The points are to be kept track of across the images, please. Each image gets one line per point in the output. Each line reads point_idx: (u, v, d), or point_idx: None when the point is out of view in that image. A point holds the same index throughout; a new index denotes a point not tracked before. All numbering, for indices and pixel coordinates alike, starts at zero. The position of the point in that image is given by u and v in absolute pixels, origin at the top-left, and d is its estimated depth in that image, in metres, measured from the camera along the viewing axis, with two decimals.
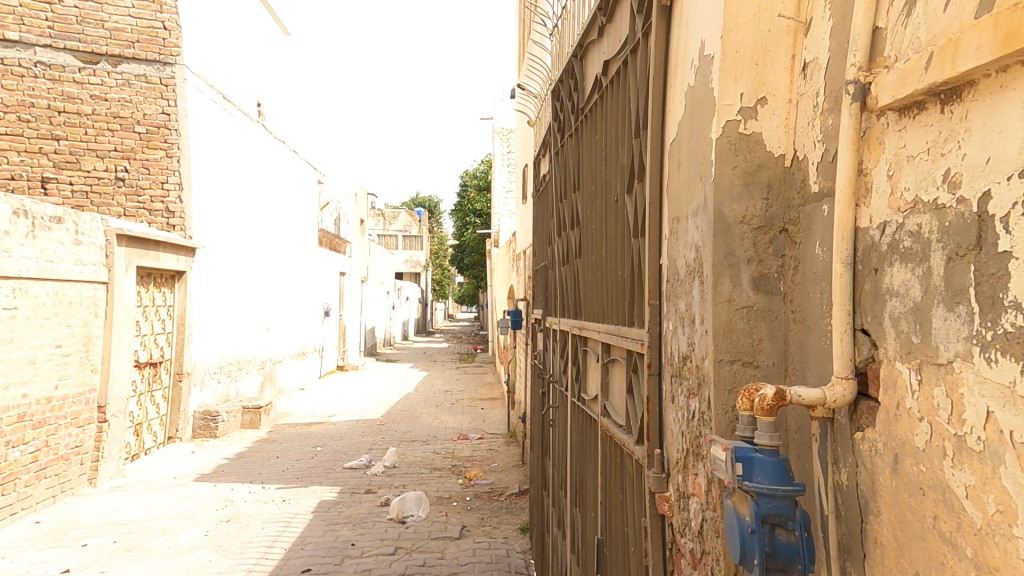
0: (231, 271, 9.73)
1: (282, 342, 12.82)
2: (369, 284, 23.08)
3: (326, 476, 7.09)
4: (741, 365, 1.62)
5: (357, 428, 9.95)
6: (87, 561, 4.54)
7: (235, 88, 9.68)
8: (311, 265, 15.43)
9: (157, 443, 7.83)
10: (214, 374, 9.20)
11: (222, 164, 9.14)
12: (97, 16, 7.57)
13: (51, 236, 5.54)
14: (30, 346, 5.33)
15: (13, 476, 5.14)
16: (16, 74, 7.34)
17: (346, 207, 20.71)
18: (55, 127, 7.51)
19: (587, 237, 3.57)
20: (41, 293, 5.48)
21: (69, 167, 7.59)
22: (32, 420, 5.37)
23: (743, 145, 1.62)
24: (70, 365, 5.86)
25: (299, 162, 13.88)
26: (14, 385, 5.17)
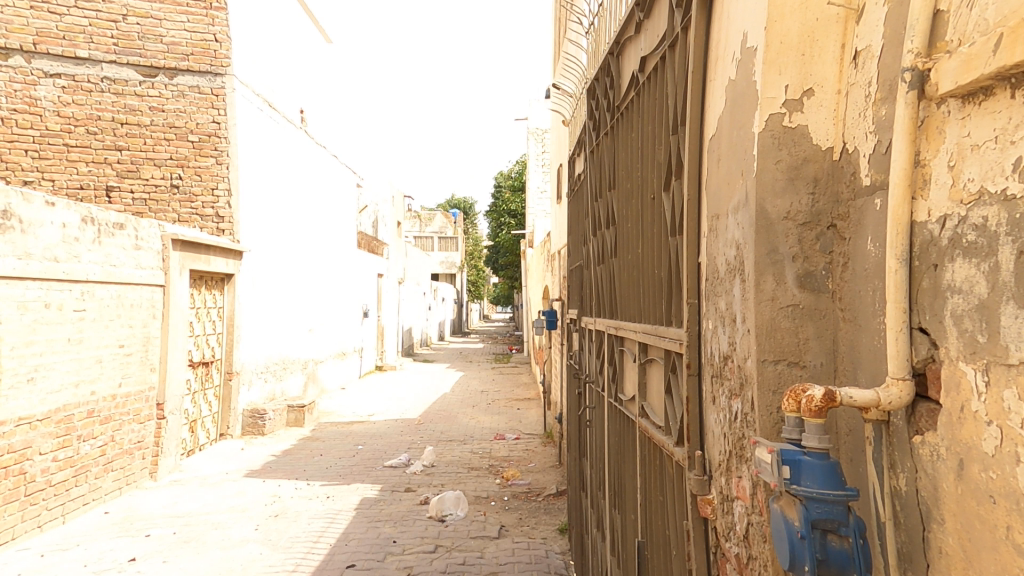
0: (275, 274, 10.06)
1: (323, 343, 13.16)
2: (407, 286, 23.51)
3: (367, 474, 7.23)
4: (787, 365, 1.57)
5: (397, 427, 10.14)
6: (150, 551, 4.76)
7: (278, 97, 10.01)
8: (351, 267, 15.78)
9: (209, 440, 8.17)
10: (260, 374, 9.53)
11: (267, 172, 9.47)
12: (156, 32, 7.96)
13: (114, 242, 5.83)
14: (97, 345, 5.64)
15: (84, 468, 5.46)
16: (85, 89, 7.80)
17: (383, 210, 21.14)
18: (119, 138, 7.93)
19: (622, 235, 3.53)
20: (106, 296, 5.78)
21: (130, 176, 8.00)
22: (100, 416, 5.68)
23: (788, 139, 1.57)
24: (132, 364, 6.17)
25: (339, 167, 14.25)
26: (84, 383, 5.48)
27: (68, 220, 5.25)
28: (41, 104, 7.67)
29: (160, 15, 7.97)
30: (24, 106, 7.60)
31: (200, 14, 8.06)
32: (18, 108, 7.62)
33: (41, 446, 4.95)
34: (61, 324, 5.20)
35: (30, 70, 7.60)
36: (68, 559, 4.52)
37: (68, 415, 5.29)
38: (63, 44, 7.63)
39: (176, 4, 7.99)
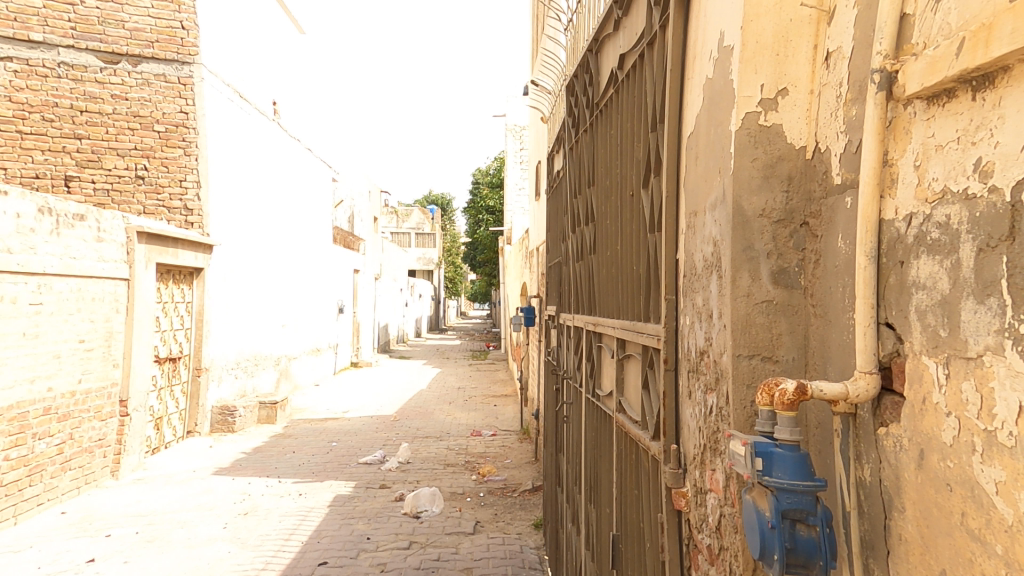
0: (247, 268, 9.87)
1: (297, 339, 12.98)
2: (383, 282, 23.32)
3: (340, 471, 7.16)
4: (760, 359, 1.61)
5: (371, 423, 10.05)
6: (111, 552, 4.62)
7: (250, 87, 9.78)
8: (325, 262, 15.56)
9: (176, 437, 7.97)
10: (231, 370, 9.34)
11: (238, 164, 9.27)
12: (117, 16, 7.69)
13: (74, 233, 5.64)
14: (55, 340, 5.45)
15: (40, 467, 5.27)
16: (40, 74, 7.47)
17: (359, 206, 20.92)
18: (77, 126, 7.63)
19: (601, 231, 3.55)
20: (65, 290, 5.58)
21: (91, 165, 7.72)
22: (58, 413, 5.49)
23: (763, 137, 1.60)
24: (93, 360, 5.98)
25: (314, 160, 14.03)
26: (40, 379, 5.29)
27: (24, 210, 5.06)
28: None
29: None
30: None
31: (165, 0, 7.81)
32: None
33: None
34: (16, 318, 5.01)
35: None
36: (21, 561, 4.36)
37: (23, 412, 5.09)
38: (14, 27, 7.30)
39: None
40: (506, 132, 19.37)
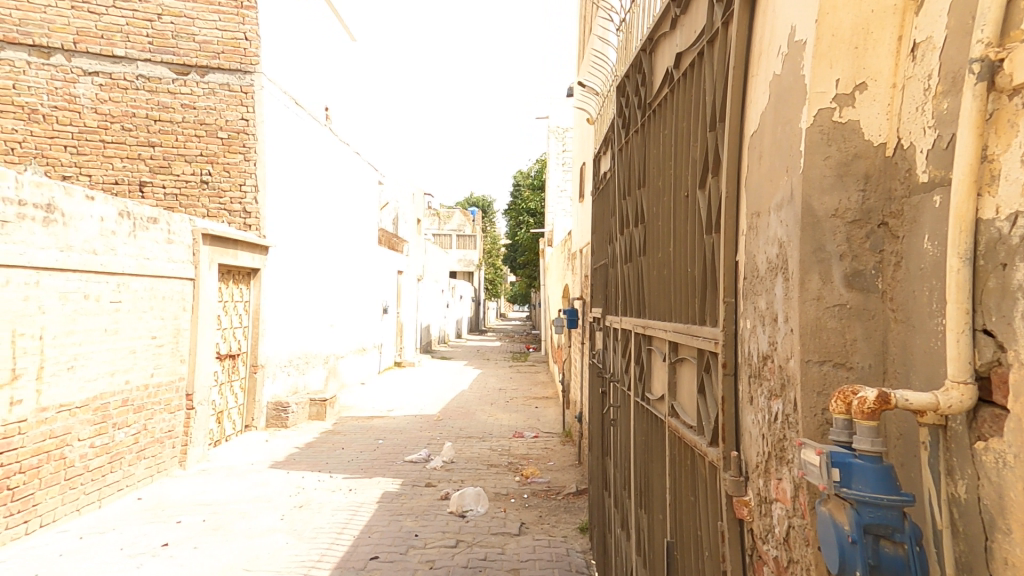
0: (299, 268, 10.23)
1: (344, 338, 13.33)
2: (425, 283, 23.67)
3: (387, 468, 7.31)
4: (832, 366, 1.54)
5: (416, 422, 10.22)
6: (181, 537, 4.87)
7: (305, 94, 10.14)
8: (371, 263, 15.93)
9: (236, 430, 8.35)
10: (284, 368, 9.69)
11: (292, 169, 9.61)
12: (189, 30, 8.09)
13: (148, 236, 5.99)
14: (131, 336, 5.80)
15: (120, 455, 5.63)
16: (122, 86, 7.99)
17: (404, 208, 21.28)
18: (151, 134, 8.09)
19: (652, 233, 3.50)
20: (140, 289, 5.93)
21: (162, 171, 8.17)
22: (134, 405, 5.85)
23: (838, 134, 1.54)
24: (163, 356, 6.33)
25: (362, 164, 14.40)
26: (119, 372, 5.64)
27: (106, 214, 5.40)
28: (80, 102, 7.88)
29: (193, 13, 8.09)
30: (64, 104, 7.83)
31: (231, 13, 8.17)
32: (58, 105, 7.83)
33: (80, 432, 5.11)
34: (99, 315, 5.36)
35: (71, 68, 7.81)
36: (105, 542, 4.66)
37: (105, 403, 5.45)
38: (100, 42, 7.82)
39: (209, 4, 8.11)
40: (549, 134, 19.28)
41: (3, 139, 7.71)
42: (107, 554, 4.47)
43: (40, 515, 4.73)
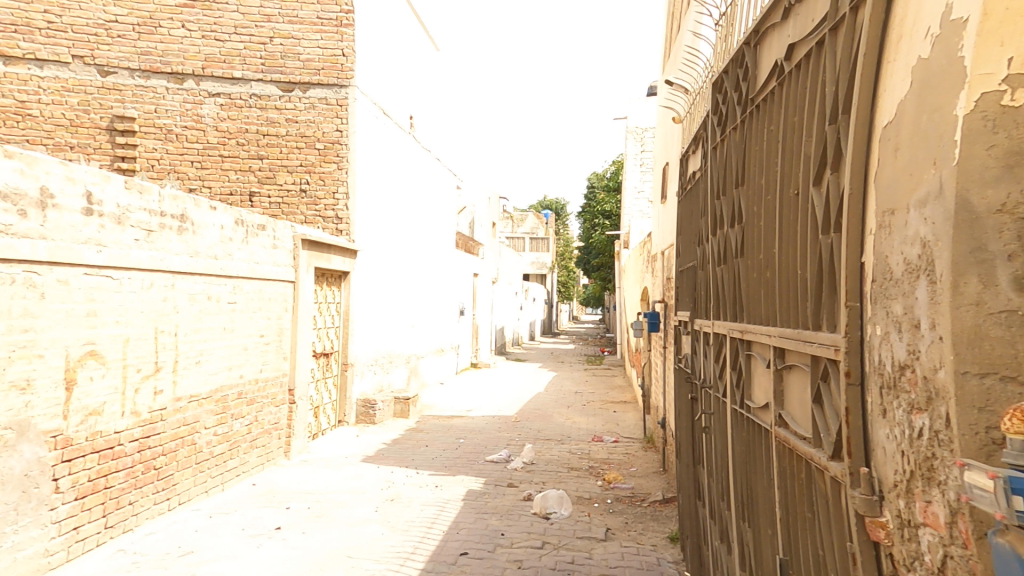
0: (384, 272, 10.68)
1: (424, 339, 13.76)
2: (499, 285, 23.95)
3: (470, 466, 7.44)
4: (998, 378, 1.37)
5: (494, 423, 10.34)
6: (290, 522, 5.22)
7: (392, 104, 10.61)
8: (449, 267, 16.34)
9: (330, 425, 8.86)
10: (370, 366, 10.15)
11: (380, 176, 10.08)
12: (295, 50, 8.71)
13: (258, 241, 6.50)
14: (244, 334, 6.31)
15: (237, 443, 6.15)
16: (238, 105, 8.70)
17: (479, 212, 21.65)
18: (261, 148, 8.78)
19: (751, 234, 3.32)
20: (251, 291, 6.44)
21: (268, 182, 8.83)
22: (247, 397, 6.36)
23: (1006, 120, 1.38)
24: (269, 352, 6.83)
25: (442, 170, 14.84)
26: (235, 367, 6.15)
27: (225, 222, 5.91)
28: (205, 120, 8.67)
29: (299, 34, 8.71)
30: (192, 123, 8.64)
31: (331, 32, 8.73)
32: (189, 125, 8.66)
33: (206, 421, 5.62)
34: (218, 314, 5.87)
35: (199, 91, 8.63)
36: (228, 522, 5.09)
37: (224, 395, 5.96)
38: (222, 67, 8.61)
39: (312, 24, 8.71)
40: (627, 135, 18.92)
41: (145, 158, 8.62)
42: (231, 533, 4.88)
43: (178, 494, 5.26)
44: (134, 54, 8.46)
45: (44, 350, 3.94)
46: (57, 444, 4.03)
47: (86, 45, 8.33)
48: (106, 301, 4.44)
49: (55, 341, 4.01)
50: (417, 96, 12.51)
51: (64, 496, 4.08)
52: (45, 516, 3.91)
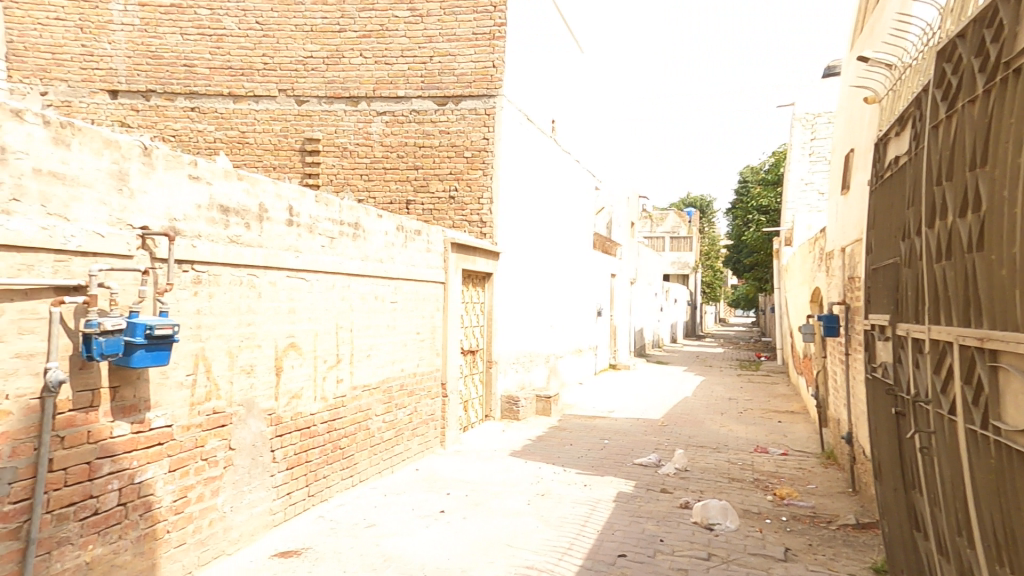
0: (524, 273, 10.97)
1: (562, 339, 13.85)
2: (638, 286, 23.31)
3: (618, 468, 7.32)
4: None
5: (639, 425, 10.08)
6: (452, 507, 5.59)
7: (537, 110, 10.90)
8: (587, 267, 16.29)
9: (478, 419, 9.32)
10: (513, 364, 10.48)
11: (523, 180, 10.42)
12: (451, 66, 9.28)
13: (415, 246, 7.07)
14: (404, 331, 6.89)
15: (401, 431, 6.76)
16: (400, 121, 9.42)
17: (618, 211, 21.21)
18: (417, 159, 9.44)
19: (996, 225, 2.79)
20: (409, 291, 7.02)
21: (422, 191, 9.44)
22: (408, 389, 6.95)
23: None
24: (425, 348, 7.39)
25: (582, 171, 14.88)
26: (397, 361, 6.75)
27: (389, 229, 6.51)
28: (373, 136, 9.47)
29: (455, 51, 9.28)
30: (362, 141, 9.47)
31: (483, 45, 9.21)
32: (359, 143, 9.49)
33: (375, 409, 6.25)
34: (384, 312, 6.48)
35: (369, 111, 9.44)
36: (399, 502, 5.61)
37: (390, 386, 6.58)
38: (389, 88, 9.37)
39: (467, 41, 9.25)
40: (794, 123, 17.19)
41: (326, 174, 9.50)
42: (404, 512, 5.37)
43: (359, 472, 5.93)
44: (323, 84, 9.38)
45: (261, 341, 4.68)
46: (272, 421, 4.79)
47: (287, 80, 9.34)
48: (302, 300, 5.14)
49: (268, 334, 4.74)
50: (560, 99, 12.69)
51: (279, 466, 4.84)
52: (268, 480, 4.72)
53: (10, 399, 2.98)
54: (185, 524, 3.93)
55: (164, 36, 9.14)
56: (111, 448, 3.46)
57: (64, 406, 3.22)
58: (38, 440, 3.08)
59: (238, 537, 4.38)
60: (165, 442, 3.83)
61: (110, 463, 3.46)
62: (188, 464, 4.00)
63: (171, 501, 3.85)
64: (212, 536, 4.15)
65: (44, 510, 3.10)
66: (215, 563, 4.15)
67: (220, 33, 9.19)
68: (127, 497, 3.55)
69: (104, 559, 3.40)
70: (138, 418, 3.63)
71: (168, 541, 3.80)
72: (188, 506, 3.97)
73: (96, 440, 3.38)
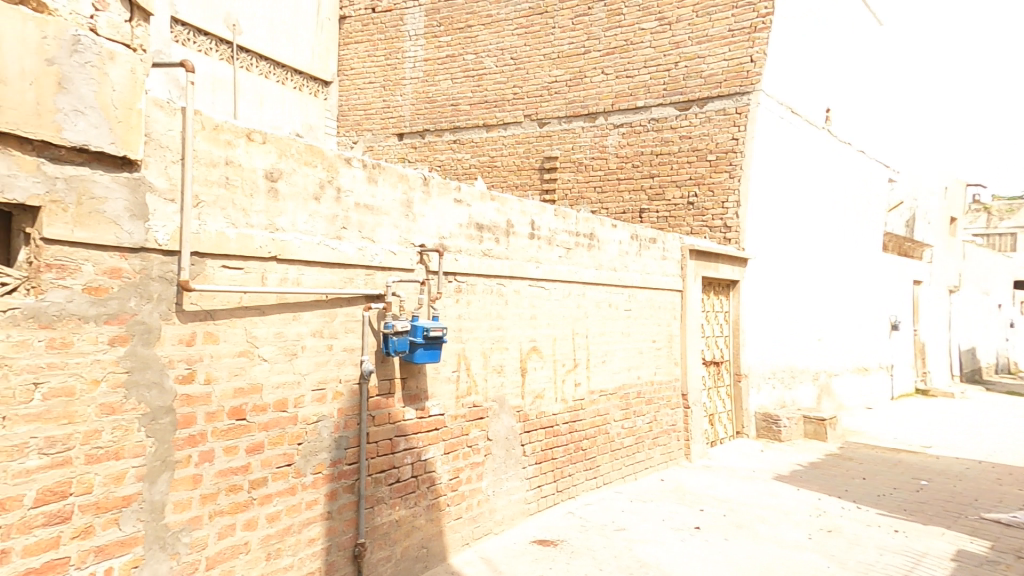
0: (785, 281, 9.83)
1: (839, 354, 11.93)
2: (959, 296, 18.58)
3: (951, 518, 5.92)
4: None
5: (985, 471, 7.94)
6: (709, 525, 5.30)
7: (805, 102, 9.84)
8: (876, 270, 13.73)
9: (728, 436, 8.66)
10: (768, 380, 9.41)
11: (783, 179, 9.45)
12: (700, 69, 8.87)
13: (649, 254, 6.99)
14: (638, 338, 6.82)
15: (642, 438, 6.71)
16: (637, 131, 9.30)
17: (930, 206, 17.02)
18: (653, 168, 9.21)
19: None
20: (643, 299, 6.94)
21: (658, 199, 9.19)
22: (645, 398, 6.85)
23: None
24: (661, 357, 7.19)
25: (870, 160, 12.68)
26: (633, 368, 6.72)
27: (622, 238, 6.54)
28: (608, 148, 9.48)
29: (704, 53, 8.85)
30: (597, 155, 9.55)
31: (740, 40, 8.63)
32: (593, 156, 9.59)
33: (614, 415, 6.33)
34: (618, 320, 6.52)
35: (604, 125, 9.49)
36: (648, 510, 5.57)
37: (627, 393, 6.58)
38: (629, 100, 9.28)
39: (721, 38, 8.74)
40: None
41: (563, 189, 9.80)
42: (655, 521, 5.32)
43: (602, 474, 6.10)
44: (564, 105, 9.66)
45: (509, 344, 5.17)
46: (520, 417, 5.24)
47: (532, 106, 9.81)
48: (542, 308, 5.54)
49: (514, 337, 5.22)
50: (836, 85, 11.11)
51: (528, 459, 5.29)
52: (521, 472, 5.22)
53: (343, 383, 3.80)
54: (460, 500, 4.63)
55: (439, 83, 10.30)
56: (404, 429, 4.23)
57: (373, 391, 4.02)
58: (359, 417, 3.89)
59: (501, 519, 5.00)
60: (440, 428, 4.50)
61: (405, 441, 4.23)
62: (458, 448, 4.66)
63: (448, 479, 4.54)
64: (481, 515, 4.80)
65: (366, 473, 3.92)
66: (485, 539, 4.81)
67: (481, 73, 10.07)
68: (418, 471, 4.30)
69: (408, 520, 4.19)
70: (421, 405, 4.36)
71: (449, 513, 4.52)
72: (460, 485, 4.65)
73: (394, 421, 4.16)
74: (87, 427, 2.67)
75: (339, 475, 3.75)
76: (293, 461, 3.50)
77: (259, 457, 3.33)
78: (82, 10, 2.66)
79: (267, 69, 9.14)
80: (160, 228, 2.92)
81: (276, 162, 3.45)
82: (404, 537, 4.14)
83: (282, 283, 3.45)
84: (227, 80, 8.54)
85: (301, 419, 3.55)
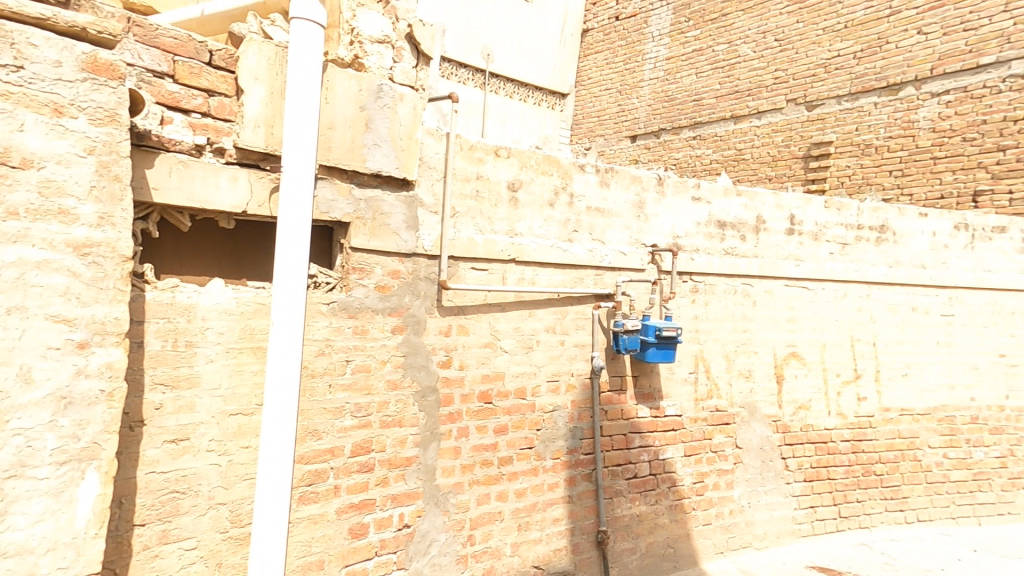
0: None
1: None
2: None
3: None
4: None
5: None
6: None
7: None
8: None
9: None
10: None
11: None
12: None
13: (990, 245, 5.62)
14: (970, 352, 5.57)
15: (984, 474, 5.47)
16: (976, 95, 6.76)
17: None
18: (1005, 138, 6.58)
19: None
20: (977, 303, 5.61)
21: (1009, 175, 6.50)
22: (988, 424, 5.57)
23: None
24: (1017, 377, 5.73)
25: None
26: (961, 387, 5.53)
27: (941, 229, 5.43)
28: (919, 124, 7.17)
29: None
30: (899, 131, 7.32)
31: None
32: (894, 134, 7.37)
33: (928, 439, 5.34)
34: (929, 327, 5.44)
35: (919, 95, 7.18)
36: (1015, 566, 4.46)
37: (951, 416, 5.46)
38: (966, 58, 6.82)
39: None
40: None
41: (835, 176, 7.85)
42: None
43: (912, 509, 5.20)
44: (848, 80, 7.75)
45: (759, 348, 4.82)
46: (778, 428, 4.84)
47: (799, 88, 8.23)
48: (804, 310, 4.99)
49: (765, 341, 4.83)
50: None
51: (795, 475, 4.84)
52: (784, 488, 4.80)
53: (575, 376, 4.03)
54: (708, 506, 4.49)
55: (680, 80, 9.66)
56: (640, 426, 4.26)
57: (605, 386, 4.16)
58: (592, 411, 4.08)
59: (763, 535, 4.66)
60: (678, 429, 4.43)
61: (640, 438, 4.26)
62: (700, 451, 4.52)
63: (691, 483, 4.45)
64: (736, 525, 4.57)
65: (604, 464, 4.09)
66: (743, 552, 4.54)
67: (734, 62, 8.98)
68: (656, 469, 4.30)
69: (649, 516, 4.21)
70: (655, 404, 4.35)
71: (696, 517, 4.43)
72: (707, 490, 4.51)
73: (628, 417, 4.23)
74: (380, 398, 3.18)
75: (577, 463, 3.98)
76: (534, 445, 3.81)
77: (505, 438, 3.68)
78: (385, 63, 3.12)
79: (510, 91, 10.66)
80: (427, 236, 3.35)
81: (517, 173, 3.77)
82: (647, 533, 4.18)
83: (519, 282, 3.78)
84: (477, 104, 10.21)
85: (538, 407, 3.85)
